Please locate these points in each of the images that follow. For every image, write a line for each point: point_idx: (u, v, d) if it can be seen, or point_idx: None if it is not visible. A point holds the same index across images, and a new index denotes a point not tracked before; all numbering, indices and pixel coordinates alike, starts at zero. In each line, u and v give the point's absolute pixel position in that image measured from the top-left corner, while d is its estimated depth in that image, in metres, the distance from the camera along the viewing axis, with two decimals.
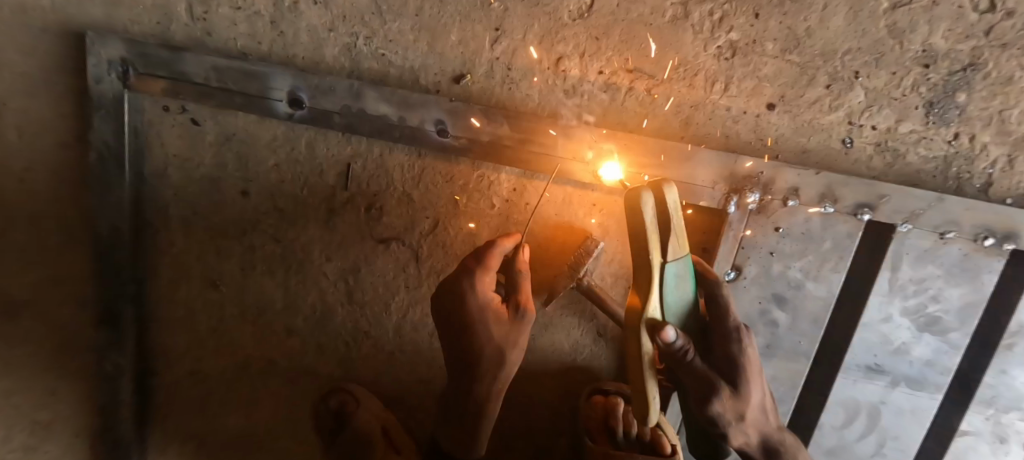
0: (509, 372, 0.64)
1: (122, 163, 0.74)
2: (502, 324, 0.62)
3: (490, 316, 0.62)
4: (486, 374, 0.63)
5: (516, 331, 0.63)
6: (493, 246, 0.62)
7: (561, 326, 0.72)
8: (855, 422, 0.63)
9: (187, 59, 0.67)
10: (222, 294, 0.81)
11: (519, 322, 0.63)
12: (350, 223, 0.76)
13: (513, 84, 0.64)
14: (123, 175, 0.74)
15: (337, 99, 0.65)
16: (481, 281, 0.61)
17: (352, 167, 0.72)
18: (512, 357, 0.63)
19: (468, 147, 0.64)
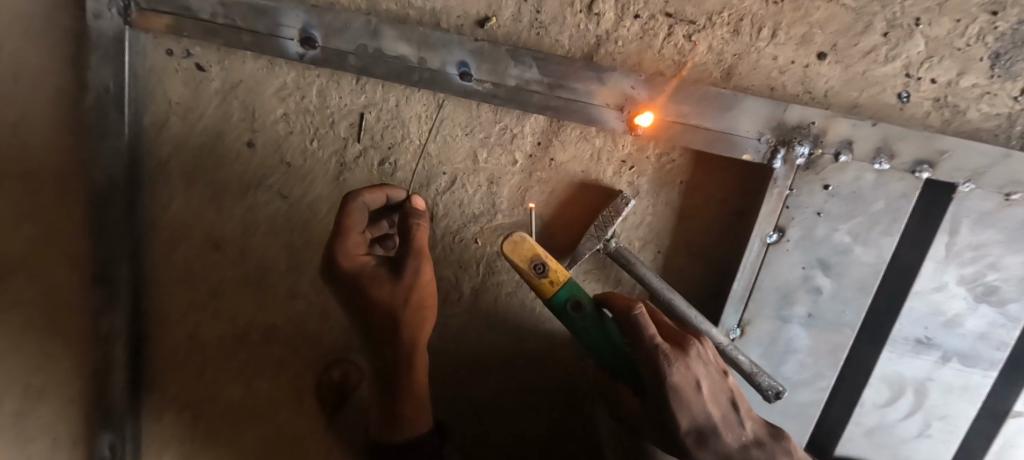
0: (411, 333, 0.58)
1: (120, 109, 0.69)
2: (384, 284, 0.56)
3: (369, 280, 0.56)
4: (390, 340, 0.59)
5: (405, 287, 0.56)
6: (346, 202, 0.57)
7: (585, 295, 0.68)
8: (905, 397, 0.59)
9: None
10: (221, 254, 0.76)
11: (403, 276, 0.56)
12: (362, 178, 0.71)
13: (541, 29, 0.60)
14: (119, 122, 0.69)
15: (353, 39, 0.60)
16: (348, 262, 0.55)
17: (366, 117, 0.68)
18: (409, 317, 0.57)
19: (493, 93, 0.59)
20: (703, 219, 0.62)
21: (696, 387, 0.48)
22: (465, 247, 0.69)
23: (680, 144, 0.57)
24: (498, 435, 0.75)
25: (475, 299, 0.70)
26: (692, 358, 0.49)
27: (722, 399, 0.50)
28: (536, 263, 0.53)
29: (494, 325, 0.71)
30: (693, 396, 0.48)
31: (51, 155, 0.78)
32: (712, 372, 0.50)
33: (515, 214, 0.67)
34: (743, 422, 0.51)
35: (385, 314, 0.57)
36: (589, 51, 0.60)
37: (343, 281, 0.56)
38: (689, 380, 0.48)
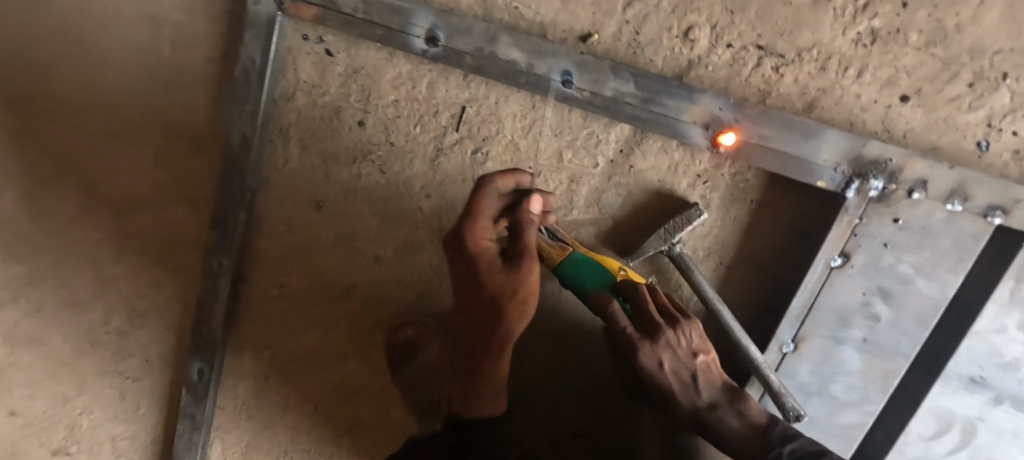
0: (513, 322, 0.64)
1: (257, 85, 0.80)
2: (497, 274, 0.61)
3: (485, 267, 0.60)
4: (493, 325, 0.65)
5: (515, 280, 0.61)
6: (477, 188, 0.58)
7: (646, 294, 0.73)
8: (955, 431, 0.63)
9: None
10: (320, 217, 0.86)
11: (515, 271, 0.61)
12: (454, 164, 0.78)
13: (638, 49, 0.67)
14: (257, 96, 0.80)
15: (471, 42, 0.67)
16: (466, 249, 0.60)
17: (466, 110, 0.75)
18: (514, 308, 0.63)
19: (590, 101, 0.65)
20: (770, 237, 0.66)
21: (658, 364, 0.65)
22: None
23: (757, 164, 0.61)
24: (542, 418, 0.79)
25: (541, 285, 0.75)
26: (653, 345, 0.64)
27: (684, 375, 0.66)
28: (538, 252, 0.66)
29: (557, 311, 0.77)
30: (657, 370, 0.66)
31: (196, 114, 0.92)
32: (678, 355, 0.64)
33: (590, 212, 0.73)
34: (698, 390, 0.66)
35: (489, 299, 0.62)
36: (680, 73, 0.66)
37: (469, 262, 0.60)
38: (652, 358, 0.65)
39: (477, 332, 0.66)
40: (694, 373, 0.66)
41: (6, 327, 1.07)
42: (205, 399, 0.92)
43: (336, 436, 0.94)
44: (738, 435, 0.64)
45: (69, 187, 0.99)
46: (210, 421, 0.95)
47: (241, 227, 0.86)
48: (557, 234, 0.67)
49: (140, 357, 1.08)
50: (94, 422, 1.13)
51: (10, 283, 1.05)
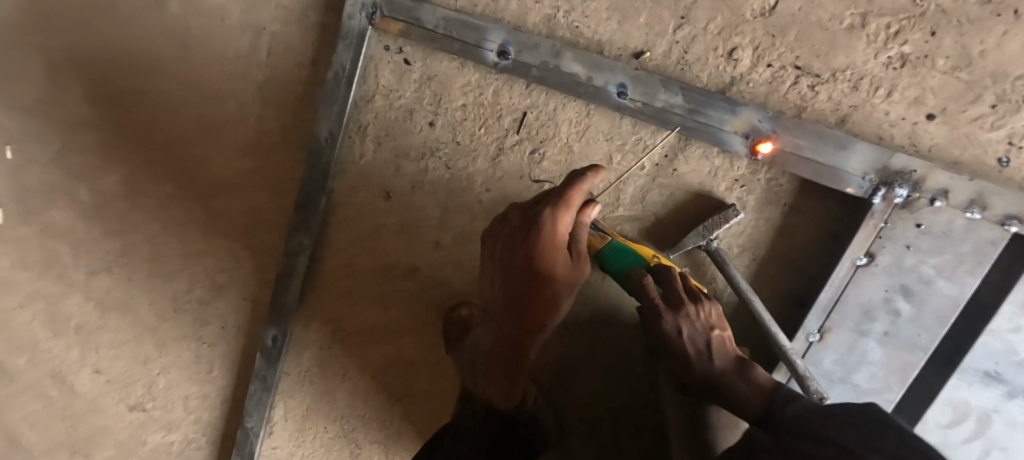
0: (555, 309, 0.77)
1: (343, 88, 0.89)
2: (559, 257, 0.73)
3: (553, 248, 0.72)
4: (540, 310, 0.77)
5: (568, 265, 0.75)
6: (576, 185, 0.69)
7: None
8: (968, 419, 0.71)
9: (426, 9, 0.82)
10: (389, 206, 0.95)
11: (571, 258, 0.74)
12: (514, 163, 0.87)
13: (685, 66, 0.75)
14: (339, 98, 0.90)
15: (539, 56, 0.77)
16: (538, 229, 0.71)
17: (527, 115, 0.84)
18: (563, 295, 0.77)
19: (641, 110, 0.74)
20: (800, 238, 0.72)
21: (678, 330, 0.71)
22: None
23: (792, 171, 0.68)
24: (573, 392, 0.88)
25: None
26: (674, 312, 0.71)
27: (699, 343, 0.71)
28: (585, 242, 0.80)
29: None
30: (676, 338, 0.72)
31: (285, 111, 1.04)
32: (696, 325, 0.71)
33: (634, 210, 0.81)
34: (710, 357, 0.71)
35: (541, 272, 0.74)
36: (723, 88, 0.74)
37: (546, 242, 0.72)
38: (673, 325, 0.71)
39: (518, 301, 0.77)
40: (709, 343, 0.71)
41: (102, 292, 1.23)
42: (278, 363, 1.02)
43: (389, 404, 1.04)
44: (744, 396, 0.66)
45: (166, 170, 1.14)
46: (279, 385, 1.05)
47: (319, 213, 0.96)
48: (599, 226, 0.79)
49: (217, 325, 1.21)
50: (170, 382, 1.26)
51: (108, 254, 1.21)
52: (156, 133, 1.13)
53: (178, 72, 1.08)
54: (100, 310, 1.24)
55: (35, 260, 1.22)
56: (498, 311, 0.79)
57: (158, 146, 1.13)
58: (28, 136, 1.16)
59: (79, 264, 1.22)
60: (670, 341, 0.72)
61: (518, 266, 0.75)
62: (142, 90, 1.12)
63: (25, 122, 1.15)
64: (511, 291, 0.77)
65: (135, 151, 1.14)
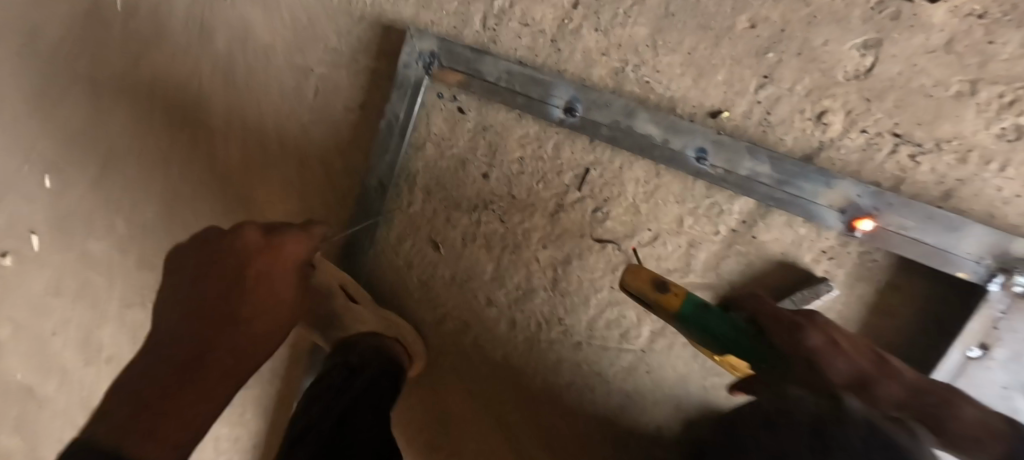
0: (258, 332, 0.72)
1: (397, 139, 0.86)
2: (221, 255, 0.75)
3: (236, 246, 0.75)
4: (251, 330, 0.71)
5: (214, 261, 0.75)
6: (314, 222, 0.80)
7: None
8: None
9: (487, 61, 0.78)
10: (438, 259, 0.90)
11: (218, 259, 0.75)
12: (573, 220, 0.81)
13: (768, 127, 0.70)
14: (394, 150, 0.87)
15: (609, 115, 0.73)
16: (252, 237, 0.75)
17: (590, 172, 0.80)
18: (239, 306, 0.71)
19: (723, 177, 0.69)
20: (902, 318, 0.67)
21: (836, 344, 0.59)
22: None
23: (895, 251, 0.63)
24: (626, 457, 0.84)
25: (651, 340, 0.78)
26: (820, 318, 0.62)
27: (864, 360, 0.59)
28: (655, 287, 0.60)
29: (665, 366, 0.78)
30: (839, 352, 0.59)
31: (330, 155, 0.99)
32: (848, 339, 0.61)
33: (707, 277, 0.75)
34: (889, 370, 0.59)
35: (191, 277, 0.74)
36: (811, 153, 0.69)
37: (265, 255, 0.75)
38: (829, 338, 0.59)
39: (171, 314, 0.70)
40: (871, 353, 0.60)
41: (139, 323, 1.23)
42: None
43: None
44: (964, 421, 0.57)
45: (203, 205, 1.11)
46: None
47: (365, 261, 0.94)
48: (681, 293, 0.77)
49: None
50: None
51: (146, 286, 1.21)
52: (195, 169, 1.10)
53: (223, 108, 1.05)
54: (136, 342, 1.26)
55: (85, 285, 1.27)
56: (192, 315, 0.69)
57: (196, 181, 1.10)
58: (93, 165, 1.21)
59: (117, 293, 1.24)
60: (836, 360, 0.58)
61: (246, 269, 0.74)
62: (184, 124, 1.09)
63: (88, 153, 1.21)
64: (196, 284, 0.73)
65: (177, 184, 1.12)
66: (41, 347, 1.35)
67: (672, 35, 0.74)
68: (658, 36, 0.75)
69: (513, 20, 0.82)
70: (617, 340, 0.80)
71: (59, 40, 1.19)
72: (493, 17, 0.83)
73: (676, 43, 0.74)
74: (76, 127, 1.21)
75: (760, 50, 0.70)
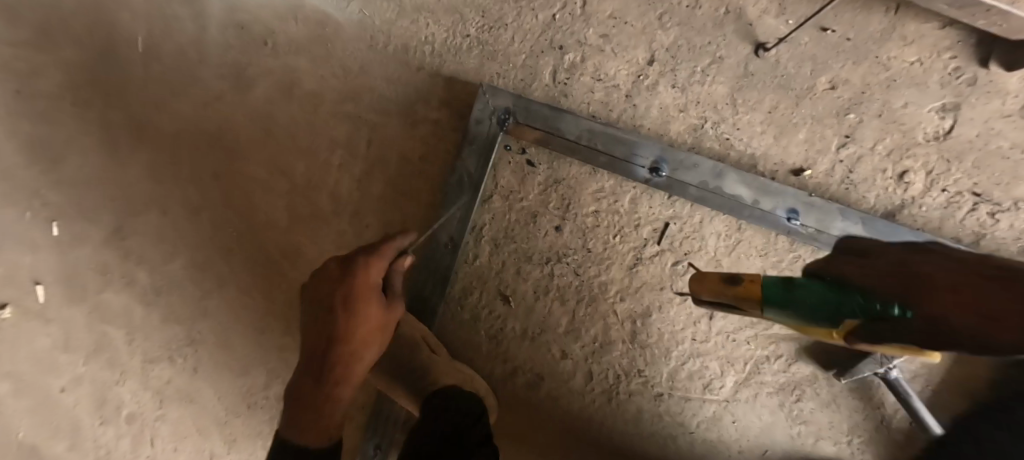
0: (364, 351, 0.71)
1: (468, 195, 0.85)
2: (320, 288, 0.72)
3: (328, 284, 0.71)
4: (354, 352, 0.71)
5: (317, 296, 0.72)
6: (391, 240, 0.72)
7: (846, 406, 0.78)
8: None
9: (567, 120, 0.78)
10: (507, 313, 0.89)
11: (318, 294, 0.72)
12: (652, 273, 0.82)
13: (850, 185, 0.73)
14: (464, 205, 0.85)
15: (697, 175, 0.74)
16: (341, 275, 0.70)
17: (669, 226, 0.80)
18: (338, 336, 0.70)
19: (813, 236, 0.71)
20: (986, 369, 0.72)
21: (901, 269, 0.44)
22: (737, 346, 0.80)
23: None
24: None
25: (735, 390, 0.81)
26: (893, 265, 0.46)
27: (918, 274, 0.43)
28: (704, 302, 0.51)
29: (749, 414, 0.81)
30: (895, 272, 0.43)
31: (384, 208, 0.94)
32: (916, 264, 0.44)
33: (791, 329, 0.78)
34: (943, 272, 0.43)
35: (307, 304, 0.73)
36: (893, 210, 0.72)
37: (348, 283, 0.70)
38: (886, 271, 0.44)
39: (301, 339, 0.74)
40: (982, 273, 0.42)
41: (161, 381, 1.14)
42: None
43: None
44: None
45: (240, 260, 1.04)
46: None
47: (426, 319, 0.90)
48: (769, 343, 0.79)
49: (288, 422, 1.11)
50: None
51: (170, 342, 1.12)
52: (230, 222, 1.03)
53: (266, 158, 1.00)
54: (149, 402, 1.16)
55: (94, 342, 1.17)
56: (312, 345, 0.72)
57: (229, 232, 1.04)
58: (106, 216, 1.12)
59: (135, 350, 1.15)
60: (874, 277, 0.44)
61: (338, 306, 0.70)
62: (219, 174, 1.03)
63: (100, 201, 1.12)
64: (310, 314, 0.73)
65: (212, 238, 1.05)
66: (34, 411, 1.22)
67: (752, 93, 0.76)
68: (738, 94, 0.76)
69: (585, 73, 0.82)
70: (701, 391, 0.82)
71: (61, 78, 1.09)
72: (564, 71, 0.83)
73: (756, 101, 0.75)
74: (87, 174, 1.12)
75: (841, 111, 0.73)
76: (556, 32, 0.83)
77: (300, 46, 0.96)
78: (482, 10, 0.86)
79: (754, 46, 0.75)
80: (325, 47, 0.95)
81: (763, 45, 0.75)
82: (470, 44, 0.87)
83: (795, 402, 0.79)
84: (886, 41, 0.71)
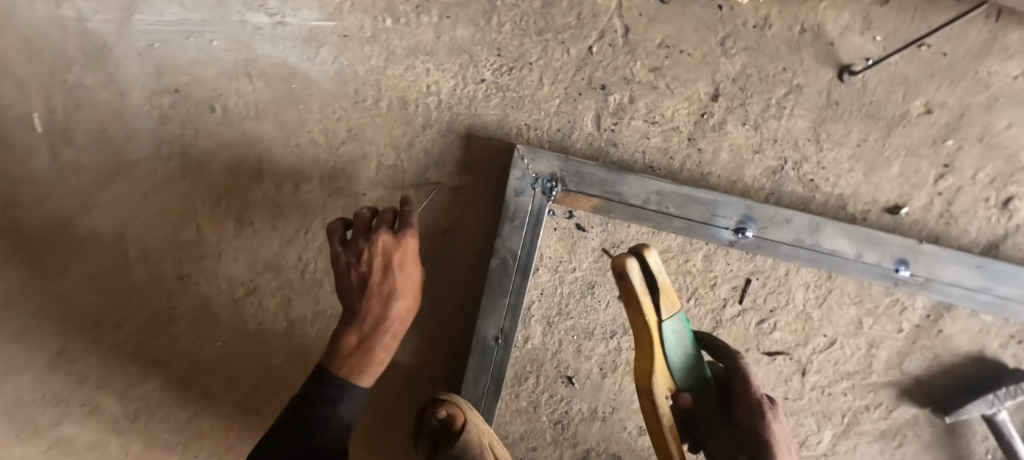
0: (403, 301, 0.70)
1: (517, 277, 0.72)
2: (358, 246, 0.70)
3: (368, 243, 0.69)
4: (394, 302, 0.70)
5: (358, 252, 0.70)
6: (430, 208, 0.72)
7: (944, 442, 0.77)
8: None
9: (630, 182, 0.67)
10: (571, 395, 0.80)
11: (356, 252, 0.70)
12: (735, 334, 0.74)
13: (950, 219, 0.66)
14: (515, 290, 0.72)
15: (791, 232, 0.66)
16: (385, 232, 0.69)
17: (750, 283, 0.72)
18: (385, 283, 0.69)
19: (920, 285, 0.65)
20: None
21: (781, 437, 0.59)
22: (831, 399, 0.76)
23: None
24: None
25: (833, 444, 0.78)
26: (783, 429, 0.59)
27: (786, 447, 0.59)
28: (622, 278, 0.52)
29: None
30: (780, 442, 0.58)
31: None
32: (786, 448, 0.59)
33: (889, 374, 0.75)
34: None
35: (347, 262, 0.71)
36: (996, 241, 0.66)
37: (396, 244, 0.69)
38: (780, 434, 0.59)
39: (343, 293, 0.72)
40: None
41: None
42: None
43: None
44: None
45: (239, 367, 0.90)
46: None
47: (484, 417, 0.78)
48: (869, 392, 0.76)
49: None
50: None
51: None
52: (216, 327, 0.90)
53: (246, 251, 0.86)
54: None
55: None
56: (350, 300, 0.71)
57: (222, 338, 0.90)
58: (40, 338, 0.89)
59: None
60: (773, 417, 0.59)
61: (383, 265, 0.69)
62: (188, 274, 0.88)
63: (28, 321, 0.89)
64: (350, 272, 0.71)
65: (194, 347, 0.90)
66: None
67: (836, 126, 0.65)
68: (822, 126, 0.65)
69: (636, 115, 0.68)
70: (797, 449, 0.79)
71: None
72: (611, 113, 0.68)
73: (843, 131, 0.65)
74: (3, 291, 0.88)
75: (938, 139, 0.63)
76: (593, 69, 0.68)
77: (262, 110, 0.77)
78: (497, 48, 0.69)
79: (839, 69, 0.63)
80: (296, 109, 0.76)
81: (849, 67, 0.63)
82: (487, 91, 0.70)
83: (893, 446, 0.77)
84: (985, 55, 0.62)
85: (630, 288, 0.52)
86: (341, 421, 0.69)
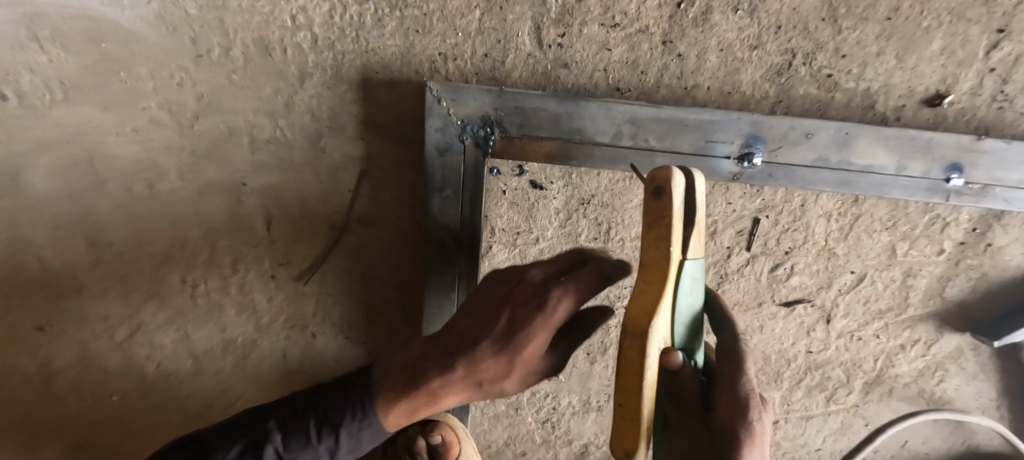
0: (486, 367, 0.43)
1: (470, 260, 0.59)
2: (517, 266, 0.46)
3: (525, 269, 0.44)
4: (476, 369, 0.43)
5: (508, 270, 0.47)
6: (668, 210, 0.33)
7: (992, 370, 0.66)
8: None
9: (591, 113, 0.50)
10: (556, 388, 0.68)
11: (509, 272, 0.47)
12: (745, 288, 0.62)
13: (1006, 102, 0.50)
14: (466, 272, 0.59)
15: (811, 151, 0.51)
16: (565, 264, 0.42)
17: (760, 223, 0.57)
18: (485, 322, 0.44)
19: (969, 193, 0.52)
20: None
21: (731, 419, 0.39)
22: (862, 344, 0.65)
23: None
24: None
25: (865, 393, 0.68)
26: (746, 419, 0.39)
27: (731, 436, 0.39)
28: (658, 193, 0.33)
29: (886, 409, 0.69)
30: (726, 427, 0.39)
31: (330, 306, 0.67)
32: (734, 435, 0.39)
33: (930, 304, 0.62)
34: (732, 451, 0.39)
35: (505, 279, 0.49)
36: None
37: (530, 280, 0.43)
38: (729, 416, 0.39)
39: None
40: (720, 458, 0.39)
41: None
42: None
43: None
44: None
45: (150, 420, 0.76)
46: None
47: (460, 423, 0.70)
48: (904, 328, 0.63)
49: None
50: None
51: None
52: (106, 379, 0.72)
53: (113, 282, 0.66)
54: None
55: None
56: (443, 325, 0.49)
57: (120, 390, 0.73)
58: None
59: None
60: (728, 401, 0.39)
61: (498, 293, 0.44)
62: (46, 323, 0.67)
63: None
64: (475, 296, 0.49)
65: (85, 409, 0.73)
66: None
67: None
68: None
69: (588, 17, 0.48)
70: (824, 402, 0.69)
71: None
72: (554, 20, 0.48)
73: None
74: None
75: None
76: None
77: (73, 89, 0.55)
78: None
79: None
80: (120, 79, 0.54)
81: None
82: (377, 12, 0.49)
83: (933, 383, 0.67)
84: None
85: (664, 208, 0.33)
86: (289, 445, 0.50)
